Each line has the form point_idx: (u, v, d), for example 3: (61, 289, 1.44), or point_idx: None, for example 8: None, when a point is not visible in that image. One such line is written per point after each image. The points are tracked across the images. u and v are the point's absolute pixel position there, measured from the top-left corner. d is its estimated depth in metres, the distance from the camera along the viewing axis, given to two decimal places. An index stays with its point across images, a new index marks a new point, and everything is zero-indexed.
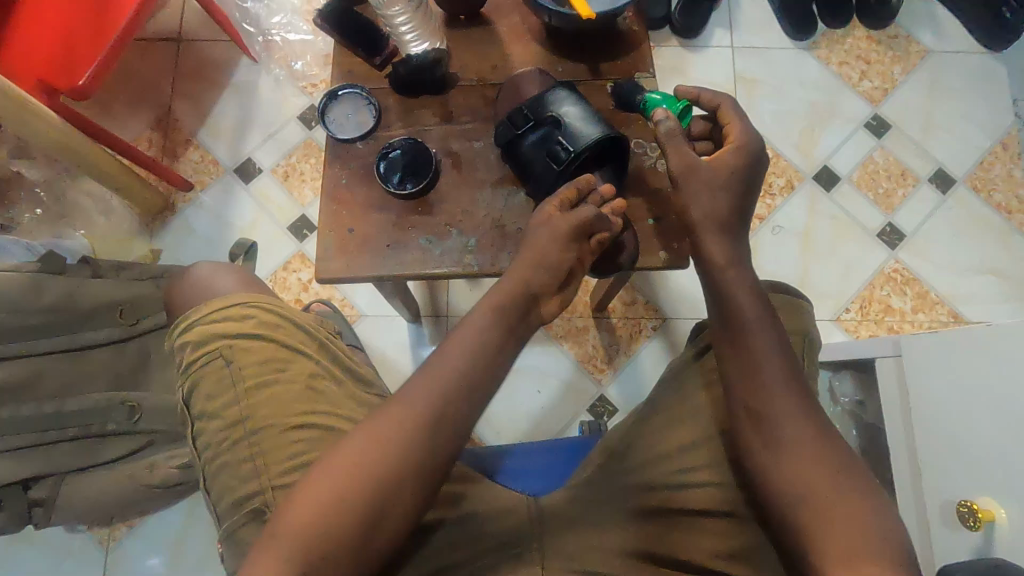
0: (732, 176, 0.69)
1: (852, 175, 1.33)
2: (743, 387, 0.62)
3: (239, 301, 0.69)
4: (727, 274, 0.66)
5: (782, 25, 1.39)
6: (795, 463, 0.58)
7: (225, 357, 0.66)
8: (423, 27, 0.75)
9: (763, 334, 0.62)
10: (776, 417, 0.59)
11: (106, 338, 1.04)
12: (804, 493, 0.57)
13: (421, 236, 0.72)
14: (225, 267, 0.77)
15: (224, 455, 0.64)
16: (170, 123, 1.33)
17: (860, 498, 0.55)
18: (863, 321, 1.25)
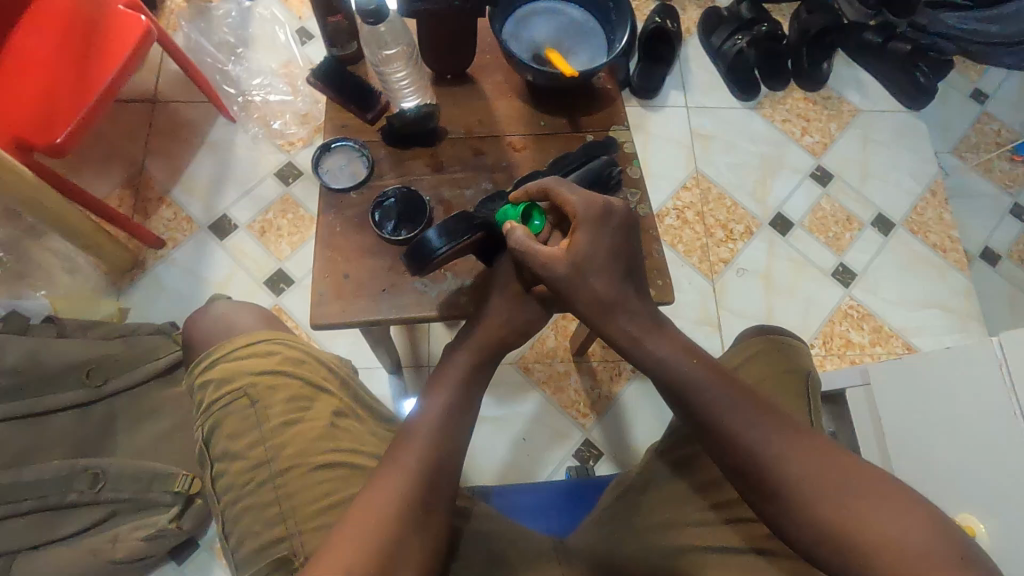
0: (593, 262, 0.63)
1: (804, 220, 1.43)
2: (711, 446, 0.58)
3: (263, 335, 0.67)
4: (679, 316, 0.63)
5: (729, 87, 1.53)
6: (811, 496, 0.52)
7: (251, 397, 0.64)
8: (418, 83, 0.82)
9: (714, 384, 0.59)
10: (763, 458, 0.55)
11: (72, 402, 0.98)
12: (837, 518, 0.51)
13: (417, 280, 0.73)
14: (243, 305, 0.74)
15: (248, 498, 0.62)
16: (142, 181, 1.32)
17: (887, 497, 0.50)
18: (827, 356, 1.31)
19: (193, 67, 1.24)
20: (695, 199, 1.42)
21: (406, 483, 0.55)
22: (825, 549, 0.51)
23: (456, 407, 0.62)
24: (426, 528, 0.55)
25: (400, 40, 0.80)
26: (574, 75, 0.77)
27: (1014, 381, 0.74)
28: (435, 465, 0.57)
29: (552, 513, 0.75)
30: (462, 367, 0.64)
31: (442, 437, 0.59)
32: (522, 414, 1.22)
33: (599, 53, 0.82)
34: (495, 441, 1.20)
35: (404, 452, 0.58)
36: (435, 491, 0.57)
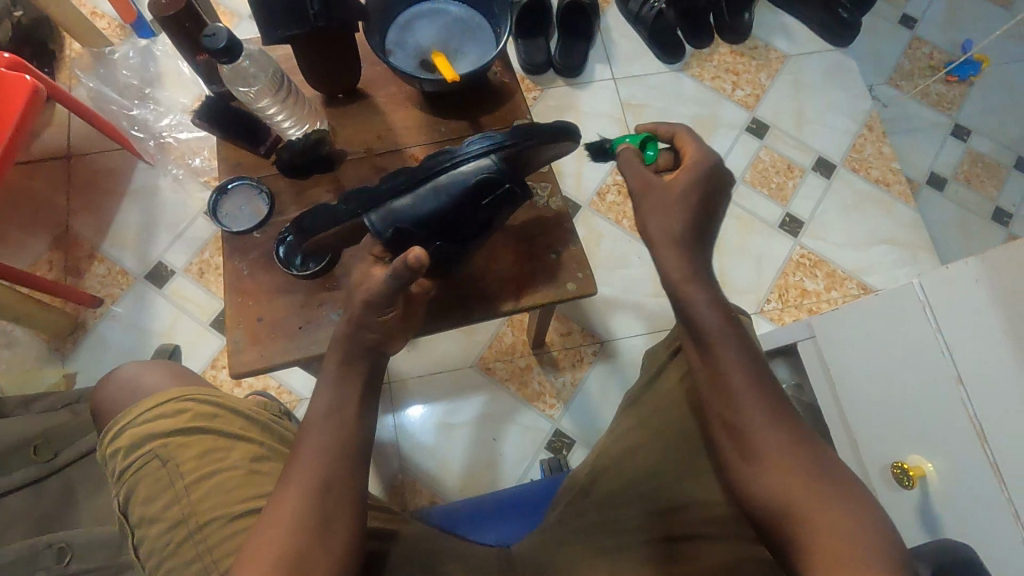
0: (687, 196, 0.60)
1: (745, 175, 1.42)
2: (717, 400, 0.57)
3: (170, 393, 0.67)
4: (687, 288, 0.58)
5: (653, 53, 1.50)
6: (778, 471, 0.53)
7: (162, 457, 0.64)
8: (297, 112, 0.76)
9: (728, 347, 0.56)
10: (754, 426, 0.55)
11: (23, 481, 0.95)
12: (790, 501, 0.52)
13: (332, 312, 0.72)
14: (151, 365, 0.74)
15: (170, 559, 0.61)
16: (70, 240, 1.29)
17: (840, 499, 0.51)
18: (785, 309, 1.32)
19: (97, 118, 1.20)
20: None
21: (297, 515, 0.54)
22: (786, 527, 0.52)
23: (338, 416, 0.59)
24: (324, 558, 0.53)
25: (268, 72, 0.69)
26: (457, 78, 0.74)
27: (938, 318, 0.73)
28: (328, 470, 0.56)
29: (506, 523, 0.75)
30: (332, 385, 0.60)
31: (330, 440, 0.57)
32: (489, 414, 1.22)
33: (486, 49, 0.80)
34: (465, 445, 1.20)
35: (288, 488, 0.55)
36: (331, 491, 0.55)
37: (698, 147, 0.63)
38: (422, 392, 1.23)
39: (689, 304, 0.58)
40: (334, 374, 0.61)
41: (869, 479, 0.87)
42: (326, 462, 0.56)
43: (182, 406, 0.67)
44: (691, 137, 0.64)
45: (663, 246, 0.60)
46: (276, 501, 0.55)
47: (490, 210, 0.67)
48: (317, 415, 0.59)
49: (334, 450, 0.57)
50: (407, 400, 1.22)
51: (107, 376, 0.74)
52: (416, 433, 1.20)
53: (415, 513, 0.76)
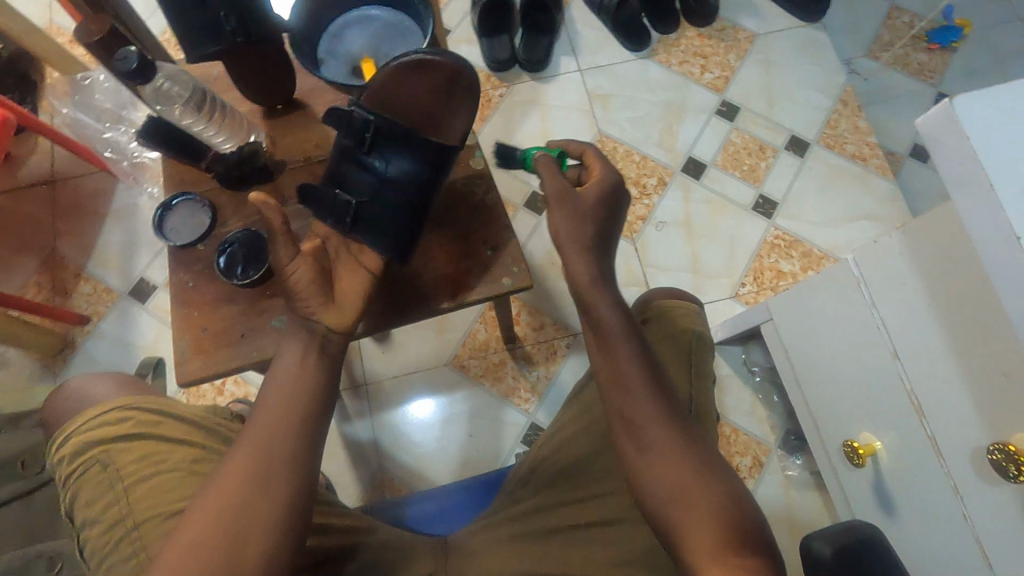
0: (593, 207, 0.69)
1: (716, 159, 1.40)
2: (618, 398, 0.63)
3: (114, 401, 0.69)
4: (591, 291, 0.66)
5: (619, 41, 1.49)
6: (666, 464, 0.60)
7: (103, 463, 0.66)
8: (227, 127, 0.78)
9: (628, 347, 0.64)
10: (647, 421, 0.61)
11: (10, 494, 0.99)
12: (676, 491, 0.58)
13: (274, 319, 0.73)
14: (102, 375, 0.77)
15: (110, 556, 0.64)
16: (57, 262, 1.33)
17: (717, 490, 0.58)
18: (760, 291, 1.30)
19: (72, 143, 1.24)
20: None
21: (236, 503, 0.54)
22: (663, 514, 0.59)
23: (292, 403, 0.59)
24: (251, 553, 0.53)
25: (188, 90, 0.71)
26: None
27: (872, 293, 0.70)
28: (271, 460, 0.56)
29: (454, 517, 0.76)
30: (279, 393, 0.60)
31: (278, 430, 0.57)
32: (466, 412, 1.23)
33: (415, 52, 0.81)
34: (440, 441, 1.21)
35: (215, 490, 0.55)
36: (267, 483, 0.55)
37: (603, 169, 0.71)
38: (397, 392, 1.24)
39: (592, 307, 0.66)
40: (284, 382, 0.60)
41: (832, 458, 0.86)
42: (259, 473, 0.55)
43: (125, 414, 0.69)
44: (598, 155, 0.73)
45: (572, 251, 0.67)
46: (201, 502, 0.55)
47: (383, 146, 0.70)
48: (261, 421, 0.58)
49: (278, 438, 0.57)
50: (384, 402, 1.24)
51: (60, 388, 0.77)
52: (393, 432, 1.22)
53: (368, 509, 0.77)
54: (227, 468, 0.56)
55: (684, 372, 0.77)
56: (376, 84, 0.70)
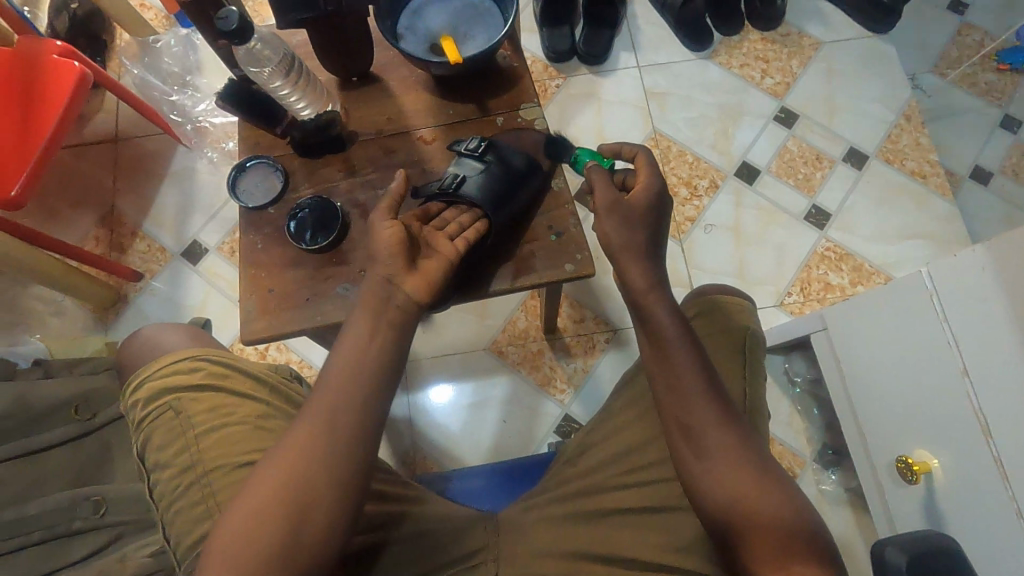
0: (642, 214, 0.70)
1: (771, 166, 1.39)
2: (672, 405, 0.63)
3: (187, 352, 0.71)
4: (648, 296, 0.68)
5: (680, 40, 1.48)
6: (724, 469, 0.59)
7: (175, 409, 0.68)
8: (309, 93, 0.80)
9: (685, 351, 0.64)
10: (706, 425, 0.61)
11: (64, 436, 1.03)
12: (734, 496, 0.58)
13: (339, 285, 0.75)
14: (171, 326, 0.79)
15: (178, 501, 0.66)
16: (115, 218, 1.37)
17: (779, 496, 0.58)
18: (806, 302, 1.28)
19: (141, 104, 1.27)
20: (655, 159, 1.39)
21: (303, 462, 0.55)
22: (718, 517, 0.59)
23: (359, 369, 0.59)
24: (318, 511, 0.54)
25: (279, 54, 0.73)
26: (461, 60, 0.76)
27: (943, 308, 0.69)
28: (340, 425, 0.57)
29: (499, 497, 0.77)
30: (353, 373, 0.59)
31: (347, 394, 0.58)
32: (502, 397, 1.24)
33: (494, 32, 0.81)
34: (475, 424, 1.22)
35: (284, 450, 0.56)
36: (334, 446, 0.56)
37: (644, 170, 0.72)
38: (435, 373, 1.26)
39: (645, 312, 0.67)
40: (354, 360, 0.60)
41: (879, 474, 0.85)
42: (332, 451, 0.56)
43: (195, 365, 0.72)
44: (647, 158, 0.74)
45: (626, 258, 0.69)
46: (269, 473, 0.55)
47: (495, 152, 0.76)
48: (332, 397, 0.58)
49: (343, 402, 0.57)
50: (421, 381, 1.25)
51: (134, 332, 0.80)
52: (428, 411, 1.23)
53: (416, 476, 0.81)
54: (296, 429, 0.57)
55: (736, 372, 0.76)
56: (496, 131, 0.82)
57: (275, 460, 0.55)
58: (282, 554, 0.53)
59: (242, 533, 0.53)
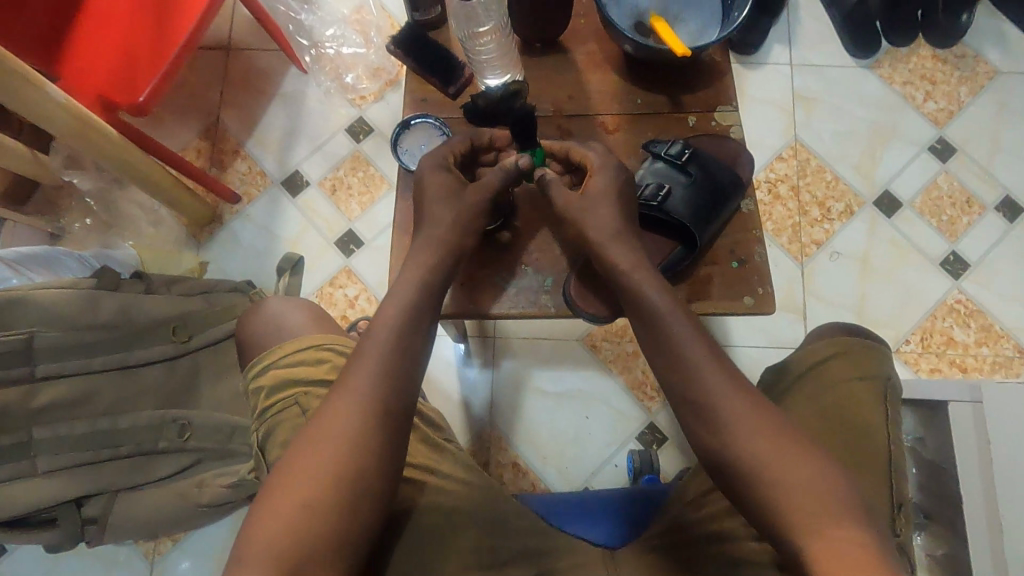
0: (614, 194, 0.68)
1: (915, 200, 1.27)
2: (687, 391, 0.62)
3: (312, 343, 0.73)
4: (635, 275, 0.66)
5: (843, 43, 1.34)
6: (750, 437, 0.59)
7: (301, 405, 0.69)
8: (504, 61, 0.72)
9: (679, 324, 0.64)
10: (716, 396, 0.61)
11: (160, 356, 1.02)
12: (764, 463, 0.57)
13: (497, 276, 0.76)
14: (295, 304, 0.79)
15: None
16: (218, 133, 1.32)
17: (807, 457, 0.58)
18: (924, 354, 1.20)
19: (267, 18, 1.19)
20: (791, 171, 1.29)
21: (354, 408, 0.62)
22: (749, 488, 0.58)
23: (400, 323, 0.66)
24: (367, 451, 0.61)
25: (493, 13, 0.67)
26: (688, 53, 0.66)
27: None
28: (386, 374, 0.64)
29: (613, 526, 0.75)
30: (372, 364, 0.64)
31: (390, 346, 0.65)
32: (589, 393, 1.20)
33: (710, 22, 0.72)
34: (556, 416, 1.19)
35: (334, 402, 0.62)
36: (385, 392, 0.63)
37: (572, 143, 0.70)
38: (523, 355, 1.22)
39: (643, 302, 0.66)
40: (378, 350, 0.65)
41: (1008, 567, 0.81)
42: (354, 435, 0.60)
43: (322, 357, 0.72)
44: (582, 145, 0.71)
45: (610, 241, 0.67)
46: (296, 464, 0.60)
47: (715, 170, 0.68)
48: (354, 387, 0.63)
49: (389, 353, 0.65)
50: (508, 361, 1.21)
51: (254, 306, 0.79)
52: (512, 394, 1.20)
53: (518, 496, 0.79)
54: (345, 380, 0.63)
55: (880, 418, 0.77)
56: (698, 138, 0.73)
57: (298, 455, 0.60)
58: (341, 492, 0.58)
59: (310, 478, 0.59)
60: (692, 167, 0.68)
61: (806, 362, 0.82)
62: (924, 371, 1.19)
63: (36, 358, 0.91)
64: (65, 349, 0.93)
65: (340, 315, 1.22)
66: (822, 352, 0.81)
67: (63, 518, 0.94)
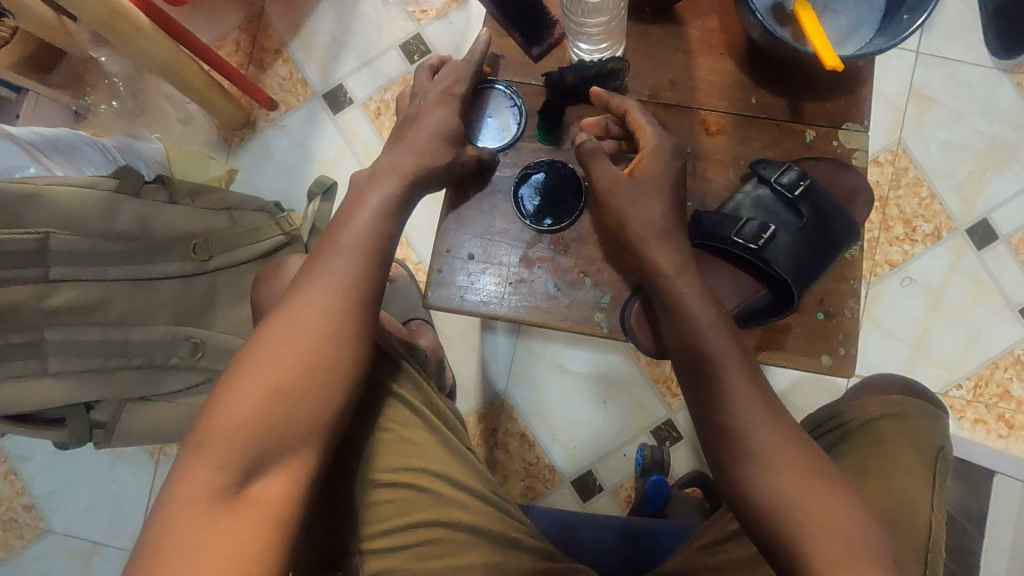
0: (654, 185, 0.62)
1: (1013, 236, 1.14)
2: (700, 400, 0.59)
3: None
4: (675, 283, 0.60)
5: (985, 37, 1.15)
6: (774, 471, 0.55)
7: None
8: (609, 34, 0.64)
9: (719, 341, 0.59)
10: (741, 420, 0.56)
11: (178, 272, 0.98)
12: (789, 501, 0.53)
13: (550, 280, 0.69)
14: None
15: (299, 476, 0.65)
16: (261, 27, 1.19)
17: (836, 502, 0.53)
18: (973, 403, 1.11)
19: None
20: (884, 178, 1.15)
21: (304, 342, 0.58)
22: (771, 523, 0.54)
23: (359, 263, 0.61)
24: (316, 388, 0.57)
25: None
26: (840, 66, 0.54)
27: None
28: (338, 312, 0.59)
29: (609, 556, 0.74)
30: (324, 298, 0.60)
31: (344, 282, 0.60)
32: (611, 378, 1.15)
33: (864, 21, 0.61)
34: (575, 396, 1.15)
35: (282, 336, 0.58)
36: (335, 330, 0.59)
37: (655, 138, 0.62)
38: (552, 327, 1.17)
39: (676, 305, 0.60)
40: (346, 258, 0.61)
41: None
42: (318, 346, 0.58)
43: None
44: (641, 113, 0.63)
45: (646, 232, 0.62)
46: (226, 407, 0.55)
47: (824, 213, 0.62)
48: (322, 295, 0.59)
49: (343, 289, 0.60)
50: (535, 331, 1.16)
51: (275, 272, 0.84)
52: (532, 365, 1.16)
53: (524, 509, 0.78)
54: (296, 313, 0.59)
55: (927, 500, 0.64)
56: (814, 165, 0.64)
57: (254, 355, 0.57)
58: (288, 427, 0.55)
59: (255, 411, 0.55)
60: (803, 206, 0.62)
61: (853, 422, 0.68)
62: (968, 420, 1.10)
63: (49, 260, 0.85)
64: (76, 255, 0.87)
65: None
66: (873, 410, 0.68)
67: (71, 421, 0.92)
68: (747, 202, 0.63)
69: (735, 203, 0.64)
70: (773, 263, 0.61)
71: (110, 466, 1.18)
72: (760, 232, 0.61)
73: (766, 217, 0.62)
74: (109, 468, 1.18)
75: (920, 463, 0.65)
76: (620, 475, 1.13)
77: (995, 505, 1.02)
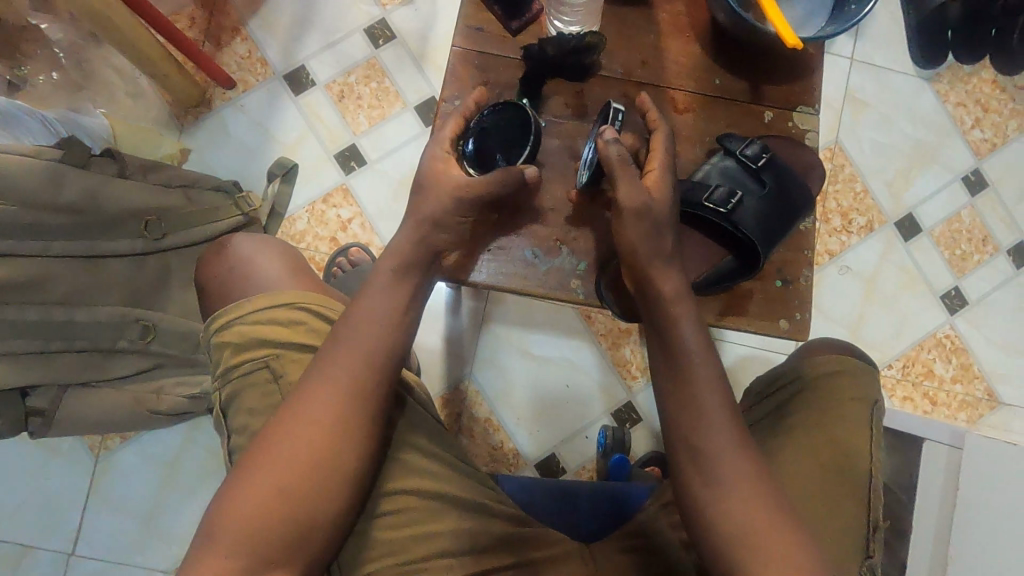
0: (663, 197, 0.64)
1: (934, 229, 1.25)
2: (675, 405, 0.61)
3: (273, 301, 0.69)
4: (677, 295, 0.63)
5: (909, 48, 1.26)
6: (735, 483, 0.57)
7: (271, 368, 0.67)
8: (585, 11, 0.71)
9: (703, 358, 0.61)
10: (713, 435, 0.59)
11: (127, 250, 0.93)
12: (747, 516, 0.56)
13: (528, 248, 0.71)
14: (268, 247, 0.77)
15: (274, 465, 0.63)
16: (218, 4, 1.16)
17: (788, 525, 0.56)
18: (901, 382, 1.21)
19: None
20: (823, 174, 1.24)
21: (336, 389, 0.59)
22: (721, 536, 0.57)
23: (390, 308, 0.62)
24: (346, 437, 0.58)
25: None
26: (798, 47, 0.59)
27: None
28: (371, 361, 0.60)
29: (570, 516, 0.76)
30: (358, 344, 0.60)
31: (376, 329, 0.61)
32: (574, 363, 1.18)
33: (815, 13, 0.68)
34: (539, 381, 1.17)
35: (317, 383, 0.59)
36: (367, 379, 0.60)
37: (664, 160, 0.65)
38: (518, 313, 1.18)
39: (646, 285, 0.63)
40: (347, 355, 0.60)
41: None
42: (326, 443, 0.58)
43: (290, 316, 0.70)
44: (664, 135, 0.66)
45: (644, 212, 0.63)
46: (263, 451, 0.57)
47: (782, 183, 0.68)
48: (331, 390, 0.59)
49: (376, 334, 0.61)
50: (500, 316, 1.18)
51: (221, 245, 0.77)
52: (496, 351, 1.17)
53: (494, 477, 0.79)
54: (332, 358, 0.60)
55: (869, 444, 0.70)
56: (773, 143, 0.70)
57: (256, 456, 0.57)
58: (314, 476, 0.57)
59: (287, 460, 0.57)
60: (765, 174, 0.67)
61: (808, 374, 0.74)
62: (897, 398, 1.20)
63: None
64: (14, 228, 0.82)
65: (329, 237, 1.13)
66: (823, 365, 0.74)
67: (4, 406, 0.87)
68: (715, 171, 0.68)
69: (706, 172, 0.68)
70: (739, 225, 0.66)
71: (44, 463, 1.10)
72: (729, 198, 0.65)
73: (731, 183, 0.67)
74: (42, 465, 1.10)
75: (862, 413, 0.71)
76: (581, 457, 1.15)
77: (922, 474, 1.11)
